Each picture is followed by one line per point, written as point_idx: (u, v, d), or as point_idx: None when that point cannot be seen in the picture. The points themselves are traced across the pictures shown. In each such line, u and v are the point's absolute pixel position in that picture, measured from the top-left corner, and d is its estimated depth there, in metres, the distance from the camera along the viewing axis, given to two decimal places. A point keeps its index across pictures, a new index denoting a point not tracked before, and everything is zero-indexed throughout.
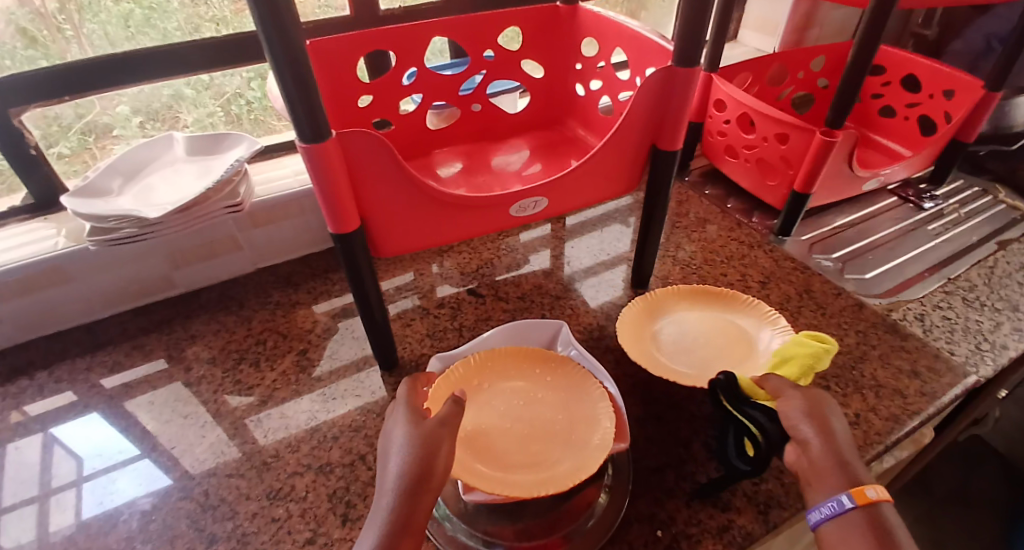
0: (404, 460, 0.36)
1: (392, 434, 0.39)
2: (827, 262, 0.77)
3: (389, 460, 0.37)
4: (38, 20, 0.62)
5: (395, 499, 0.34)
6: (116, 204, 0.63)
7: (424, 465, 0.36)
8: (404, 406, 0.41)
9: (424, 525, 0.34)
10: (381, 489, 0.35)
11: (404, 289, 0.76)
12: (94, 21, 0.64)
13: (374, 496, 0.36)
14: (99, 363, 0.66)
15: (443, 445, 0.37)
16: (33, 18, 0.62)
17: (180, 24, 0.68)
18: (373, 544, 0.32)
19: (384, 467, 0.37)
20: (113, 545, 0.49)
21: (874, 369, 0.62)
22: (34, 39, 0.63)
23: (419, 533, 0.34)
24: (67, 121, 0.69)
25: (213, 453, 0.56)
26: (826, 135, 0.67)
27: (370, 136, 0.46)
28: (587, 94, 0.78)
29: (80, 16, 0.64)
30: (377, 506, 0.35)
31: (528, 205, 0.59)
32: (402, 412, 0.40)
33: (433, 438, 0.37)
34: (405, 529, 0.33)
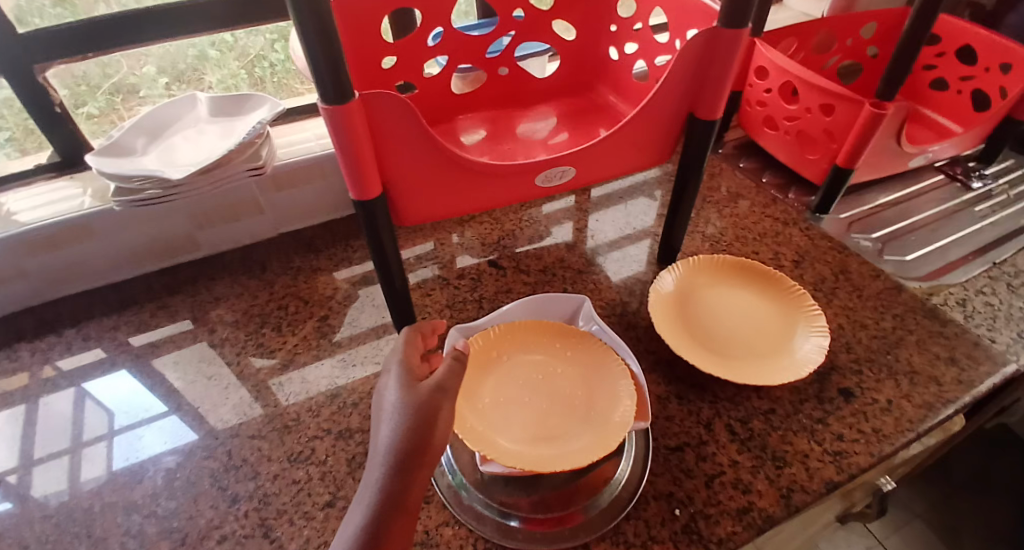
0: (395, 431, 0.34)
1: (385, 399, 0.37)
2: (865, 242, 0.74)
3: (381, 428, 0.36)
4: None
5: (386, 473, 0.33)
6: (138, 164, 0.63)
7: (419, 438, 0.34)
8: (399, 369, 0.40)
9: (419, 499, 0.34)
10: (373, 461, 0.34)
11: (424, 258, 0.75)
12: None
13: (366, 466, 0.35)
14: (126, 322, 0.67)
15: (440, 413, 0.36)
16: None
17: None
18: (365, 519, 0.32)
19: (377, 435, 0.36)
20: (140, 500, 0.50)
21: (909, 355, 0.60)
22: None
23: (413, 508, 0.33)
24: (95, 80, 0.69)
25: (237, 413, 0.57)
26: (875, 108, 0.63)
27: (394, 97, 0.44)
28: (620, 59, 0.74)
29: None
30: (369, 477, 0.34)
31: (554, 175, 0.56)
32: (396, 377, 0.39)
33: (429, 406, 0.36)
34: (399, 504, 0.33)
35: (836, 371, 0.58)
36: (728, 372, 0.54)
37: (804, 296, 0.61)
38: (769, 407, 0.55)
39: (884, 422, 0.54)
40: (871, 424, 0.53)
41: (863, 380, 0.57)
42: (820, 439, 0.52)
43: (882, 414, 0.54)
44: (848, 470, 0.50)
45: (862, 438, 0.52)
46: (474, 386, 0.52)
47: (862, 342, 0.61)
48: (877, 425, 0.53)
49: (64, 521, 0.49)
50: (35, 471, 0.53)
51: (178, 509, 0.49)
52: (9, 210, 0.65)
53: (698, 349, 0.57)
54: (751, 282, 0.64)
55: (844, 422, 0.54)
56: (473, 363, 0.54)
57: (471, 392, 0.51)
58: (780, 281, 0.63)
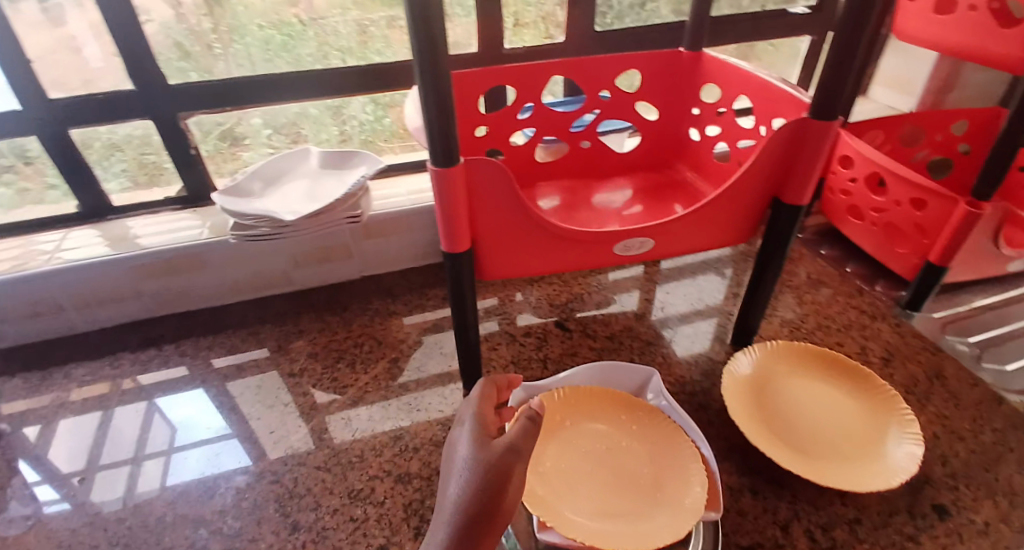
0: (462, 488, 0.28)
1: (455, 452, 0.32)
2: (961, 345, 0.70)
3: (446, 486, 0.30)
4: (192, 37, 0.70)
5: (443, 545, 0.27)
6: (254, 204, 0.69)
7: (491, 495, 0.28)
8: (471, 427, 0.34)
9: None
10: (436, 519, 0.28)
11: (492, 311, 0.77)
12: (240, 42, 0.72)
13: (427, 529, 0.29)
14: (217, 344, 0.72)
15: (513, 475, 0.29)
16: (188, 35, 0.69)
17: (313, 51, 0.75)
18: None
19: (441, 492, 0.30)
20: (208, 516, 0.52)
21: (1013, 475, 0.54)
22: (187, 53, 0.70)
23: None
24: (208, 128, 0.76)
25: (305, 443, 0.58)
26: (972, 206, 0.62)
27: (494, 162, 0.48)
28: (701, 140, 0.77)
29: (229, 38, 0.71)
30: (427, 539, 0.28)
31: (633, 245, 0.58)
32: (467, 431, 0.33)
33: (501, 467, 0.29)
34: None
35: (930, 484, 0.54)
36: (806, 468, 0.51)
37: (894, 399, 0.57)
38: (854, 515, 0.51)
39: (982, 547, 0.48)
40: (968, 549, 0.48)
41: (960, 497, 0.52)
42: None
43: (979, 537, 0.49)
44: None
45: None
46: (539, 450, 0.51)
47: (958, 456, 0.56)
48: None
49: (135, 527, 0.51)
50: (95, 478, 0.56)
51: (242, 530, 0.50)
52: (135, 234, 0.73)
53: (773, 439, 0.54)
54: (833, 376, 0.61)
55: (938, 544, 0.49)
56: (539, 425, 0.54)
57: (535, 455, 0.51)
58: (867, 380, 0.60)
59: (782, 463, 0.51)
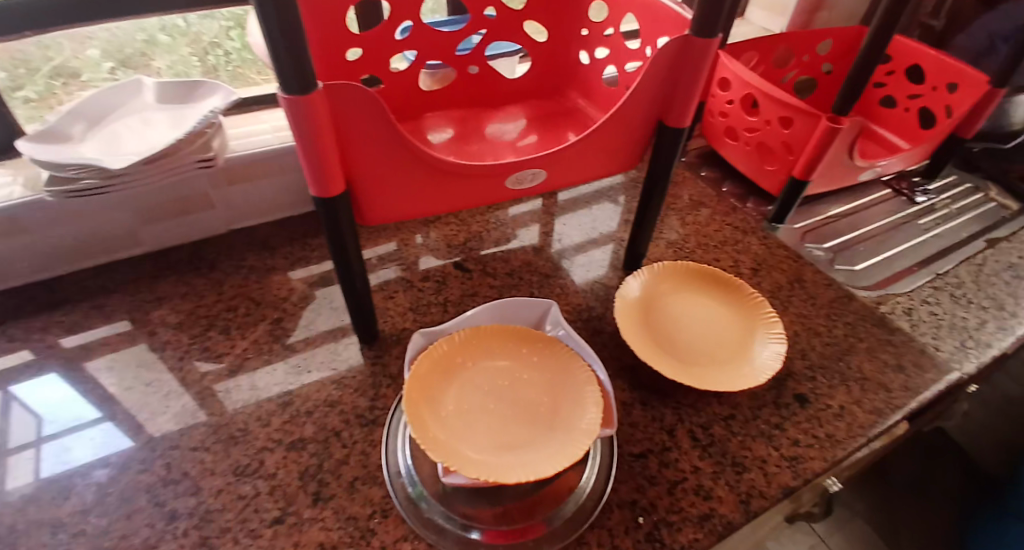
0: None
1: None
2: (818, 252, 0.76)
3: None
4: None
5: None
6: (75, 152, 0.58)
7: None
8: None
9: None
10: None
11: (387, 259, 0.73)
12: None
13: None
14: (56, 323, 0.62)
15: None
16: None
17: None
18: None
19: None
20: (67, 517, 0.46)
21: (860, 362, 0.62)
22: None
23: None
24: (37, 63, 0.65)
25: (178, 423, 0.53)
26: (832, 122, 0.65)
27: (361, 90, 0.42)
28: (590, 63, 0.74)
29: None
30: None
31: (525, 177, 0.55)
32: None
33: None
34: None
35: (792, 377, 0.60)
36: (692, 379, 0.54)
37: (763, 305, 0.62)
38: (730, 413, 0.56)
39: (837, 427, 0.55)
40: (824, 429, 0.55)
41: (818, 386, 0.59)
42: (778, 445, 0.53)
43: (835, 419, 0.56)
44: (803, 474, 0.51)
45: (816, 443, 0.54)
46: (438, 394, 0.50)
47: (816, 349, 0.63)
48: (831, 431, 0.55)
49: None
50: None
51: (109, 527, 0.45)
52: None
53: (662, 356, 0.57)
54: (712, 290, 0.65)
55: (799, 428, 0.55)
56: (437, 368, 0.52)
57: (434, 400, 0.50)
58: (741, 291, 0.64)
59: (671, 377, 0.54)
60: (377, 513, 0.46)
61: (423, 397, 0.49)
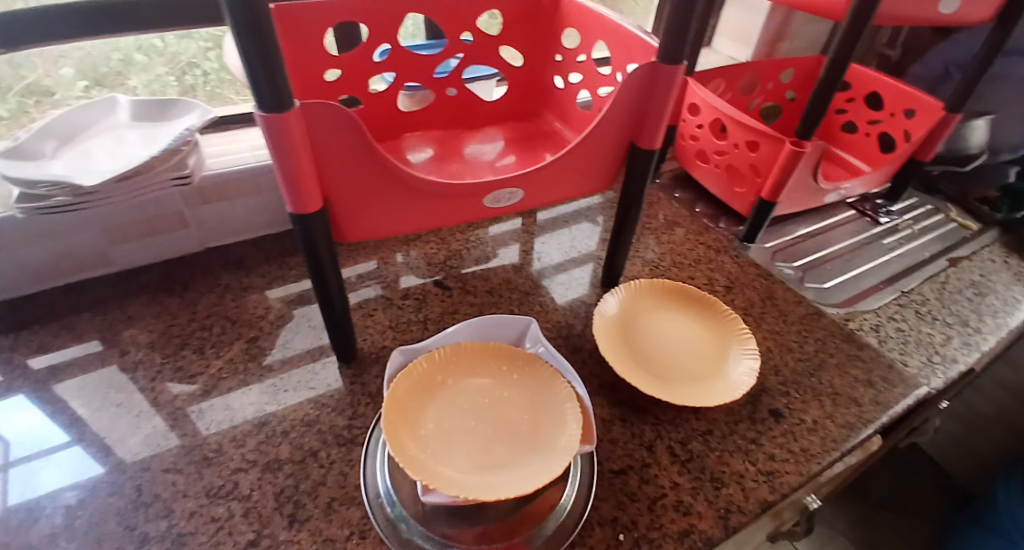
0: None
1: None
2: (788, 270, 0.79)
3: None
4: None
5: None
6: (46, 169, 0.57)
7: None
8: None
9: None
10: None
11: (366, 277, 0.73)
12: None
13: None
14: (22, 343, 0.60)
15: None
16: None
17: None
18: None
19: None
20: (28, 546, 0.44)
21: (832, 377, 0.63)
22: None
23: None
24: (6, 82, 0.64)
25: (148, 445, 0.52)
26: (796, 145, 0.68)
27: (337, 110, 0.43)
28: (565, 88, 0.76)
29: None
30: None
31: (503, 197, 0.56)
32: None
33: None
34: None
35: (767, 392, 0.61)
36: (668, 394, 0.55)
37: (737, 321, 0.63)
38: (706, 428, 0.57)
39: (811, 442, 0.56)
40: (799, 444, 0.56)
41: (791, 401, 0.60)
42: (754, 459, 0.54)
43: (809, 434, 0.57)
44: (780, 489, 0.52)
45: (792, 458, 0.55)
46: (417, 412, 0.50)
47: (789, 365, 0.64)
48: (805, 445, 0.56)
49: None
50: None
51: None
52: None
53: (639, 372, 0.58)
54: (688, 307, 0.66)
55: (775, 442, 0.56)
56: (416, 387, 0.52)
57: (414, 418, 0.49)
58: (715, 307, 0.65)
59: (647, 393, 0.55)
60: (355, 536, 0.46)
61: (402, 416, 0.49)
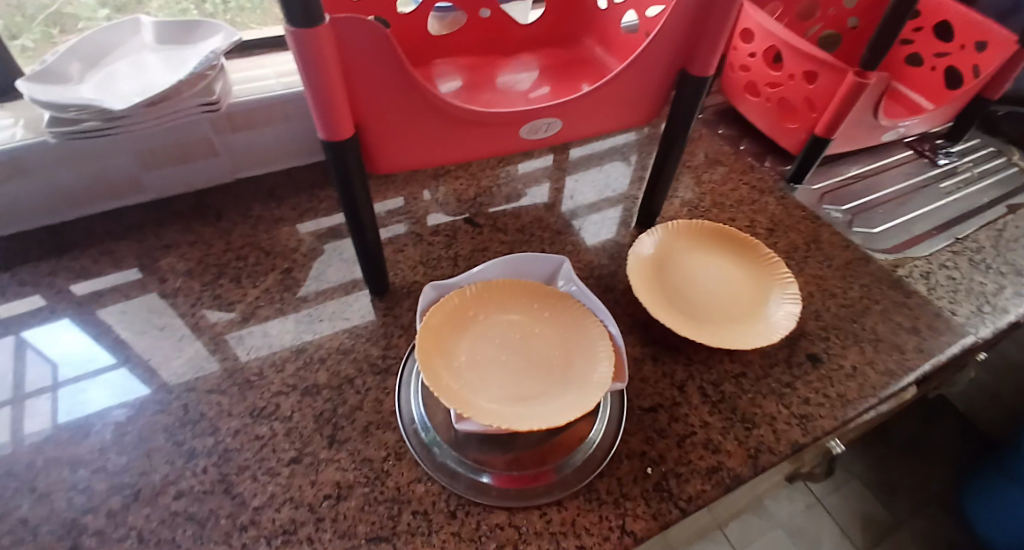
0: None
1: None
2: (836, 214, 0.75)
3: None
4: None
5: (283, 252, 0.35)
6: (76, 93, 0.56)
7: None
8: None
9: None
10: None
11: (396, 213, 0.72)
12: None
13: None
14: (65, 268, 0.62)
15: None
16: None
17: None
18: None
19: None
20: (86, 455, 0.47)
21: (876, 324, 0.61)
22: None
23: None
24: (31, 11, 0.63)
25: (191, 368, 0.53)
26: (859, 76, 0.63)
27: (371, 27, 0.40)
28: (608, 9, 0.71)
29: None
30: None
31: (540, 127, 0.54)
32: None
33: None
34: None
35: (805, 337, 0.60)
36: (702, 335, 0.54)
37: (778, 265, 0.61)
38: (741, 370, 0.56)
39: (849, 387, 0.55)
40: (836, 389, 0.55)
41: (830, 346, 0.59)
42: (788, 402, 0.54)
43: (847, 379, 0.56)
44: (812, 431, 0.52)
45: (827, 402, 0.54)
46: (451, 345, 0.50)
47: (831, 310, 0.62)
48: (842, 390, 0.55)
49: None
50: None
51: (129, 465, 0.46)
52: None
53: (673, 313, 0.57)
54: (726, 249, 0.64)
55: (811, 387, 0.55)
56: (450, 320, 0.52)
57: (448, 350, 0.50)
58: (755, 250, 0.63)
59: (681, 333, 0.54)
60: (391, 457, 0.47)
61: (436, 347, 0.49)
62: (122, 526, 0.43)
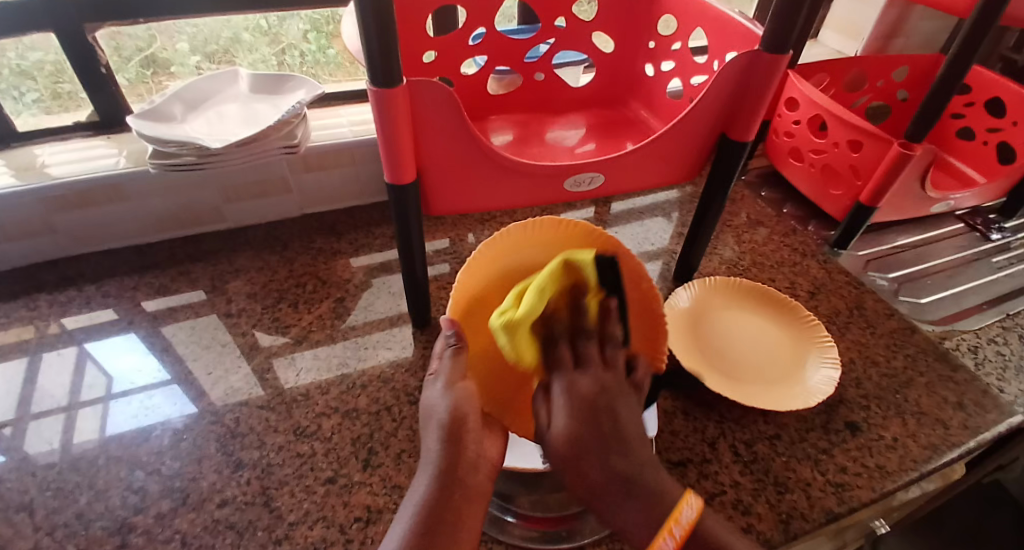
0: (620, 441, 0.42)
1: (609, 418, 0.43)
2: (881, 281, 0.74)
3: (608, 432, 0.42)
4: None
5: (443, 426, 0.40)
6: (177, 130, 0.64)
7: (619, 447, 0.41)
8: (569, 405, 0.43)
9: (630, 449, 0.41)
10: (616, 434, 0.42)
11: (442, 253, 0.76)
12: None
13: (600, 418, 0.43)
14: (145, 285, 0.68)
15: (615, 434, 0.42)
16: None
17: None
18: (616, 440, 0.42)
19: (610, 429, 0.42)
20: (143, 457, 0.51)
21: (920, 397, 0.59)
22: None
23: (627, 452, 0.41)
24: (127, 53, 0.71)
25: (245, 384, 0.57)
26: (904, 147, 0.64)
27: (439, 88, 0.45)
28: (655, 76, 0.75)
29: None
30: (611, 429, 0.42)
31: (584, 180, 0.57)
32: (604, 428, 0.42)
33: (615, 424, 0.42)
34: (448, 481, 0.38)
35: (844, 403, 0.58)
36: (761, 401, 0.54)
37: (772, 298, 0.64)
38: (774, 432, 0.55)
39: (889, 459, 0.54)
40: (875, 460, 0.53)
41: (870, 415, 0.57)
42: (823, 469, 0.53)
43: (887, 450, 0.54)
44: (848, 502, 0.50)
45: (865, 472, 0.52)
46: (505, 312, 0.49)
47: (872, 379, 0.61)
48: (881, 461, 0.53)
49: (67, 471, 0.50)
50: (29, 427, 0.54)
51: (181, 470, 0.50)
52: (42, 163, 0.67)
53: (723, 378, 0.57)
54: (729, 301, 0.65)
55: (848, 455, 0.54)
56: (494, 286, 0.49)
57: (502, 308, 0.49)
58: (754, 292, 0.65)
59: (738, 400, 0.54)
60: None
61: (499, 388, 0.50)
62: (169, 528, 0.46)
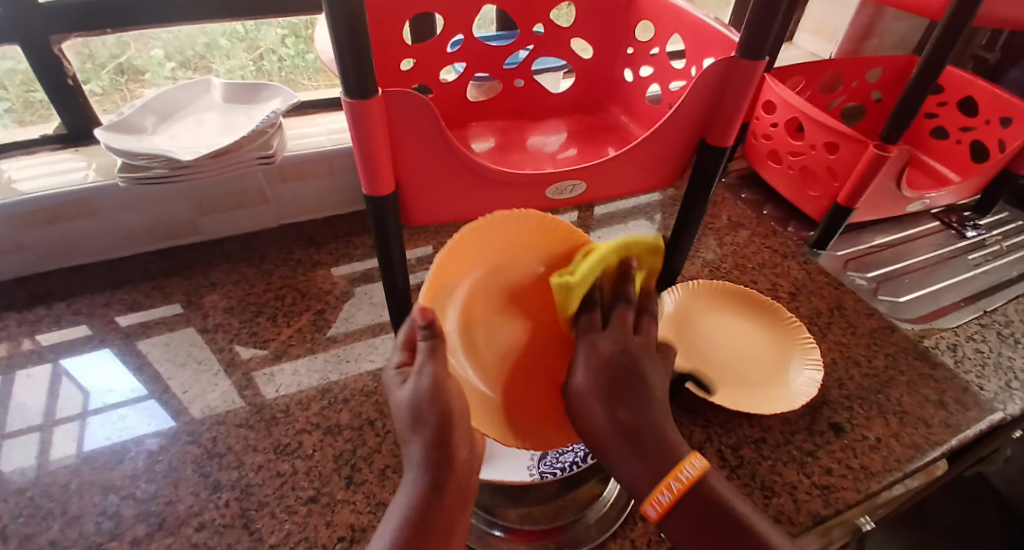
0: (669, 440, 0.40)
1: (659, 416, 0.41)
2: (861, 281, 0.75)
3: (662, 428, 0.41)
4: None
5: (428, 435, 0.37)
6: (148, 142, 0.62)
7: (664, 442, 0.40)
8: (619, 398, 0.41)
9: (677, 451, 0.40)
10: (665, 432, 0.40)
11: (425, 261, 0.75)
12: None
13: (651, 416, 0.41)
14: (118, 301, 0.66)
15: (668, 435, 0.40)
16: None
17: None
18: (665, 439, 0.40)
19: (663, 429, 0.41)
20: (118, 481, 0.49)
21: (901, 396, 0.60)
22: None
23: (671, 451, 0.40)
24: (101, 61, 0.69)
25: (224, 401, 0.56)
26: (879, 149, 0.65)
27: (415, 98, 0.44)
28: (634, 81, 0.75)
29: None
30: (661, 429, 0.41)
31: (564, 188, 0.56)
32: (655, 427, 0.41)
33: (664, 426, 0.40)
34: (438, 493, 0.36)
35: (828, 405, 0.59)
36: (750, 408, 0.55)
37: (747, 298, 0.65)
38: (760, 436, 0.55)
39: (873, 459, 0.54)
40: (860, 460, 0.54)
41: (854, 416, 0.58)
42: (809, 472, 0.53)
43: (871, 451, 0.55)
44: (834, 504, 0.50)
45: (849, 474, 0.53)
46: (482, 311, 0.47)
47: (854, 379, 0.62)
48: (866, 462, 0.54)
49: (37, 497, 0.48)
50: None
51: (157, 493, 0.48)
52: (8, 177, 0.65)
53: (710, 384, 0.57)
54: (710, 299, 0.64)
55: (833, 457, 0.54)
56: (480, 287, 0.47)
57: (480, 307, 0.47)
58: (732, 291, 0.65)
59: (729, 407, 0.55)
60: None
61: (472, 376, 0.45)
62: None
